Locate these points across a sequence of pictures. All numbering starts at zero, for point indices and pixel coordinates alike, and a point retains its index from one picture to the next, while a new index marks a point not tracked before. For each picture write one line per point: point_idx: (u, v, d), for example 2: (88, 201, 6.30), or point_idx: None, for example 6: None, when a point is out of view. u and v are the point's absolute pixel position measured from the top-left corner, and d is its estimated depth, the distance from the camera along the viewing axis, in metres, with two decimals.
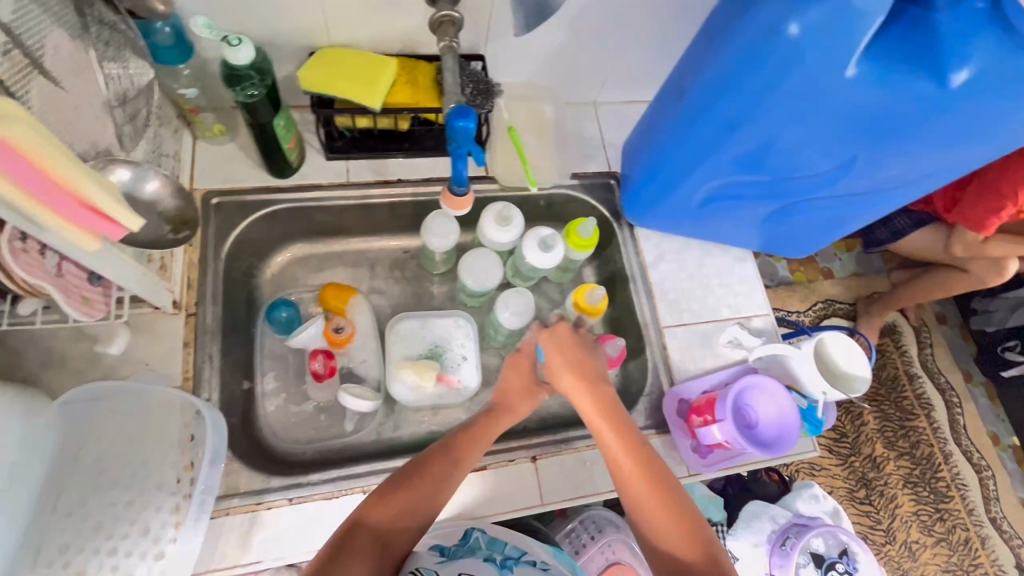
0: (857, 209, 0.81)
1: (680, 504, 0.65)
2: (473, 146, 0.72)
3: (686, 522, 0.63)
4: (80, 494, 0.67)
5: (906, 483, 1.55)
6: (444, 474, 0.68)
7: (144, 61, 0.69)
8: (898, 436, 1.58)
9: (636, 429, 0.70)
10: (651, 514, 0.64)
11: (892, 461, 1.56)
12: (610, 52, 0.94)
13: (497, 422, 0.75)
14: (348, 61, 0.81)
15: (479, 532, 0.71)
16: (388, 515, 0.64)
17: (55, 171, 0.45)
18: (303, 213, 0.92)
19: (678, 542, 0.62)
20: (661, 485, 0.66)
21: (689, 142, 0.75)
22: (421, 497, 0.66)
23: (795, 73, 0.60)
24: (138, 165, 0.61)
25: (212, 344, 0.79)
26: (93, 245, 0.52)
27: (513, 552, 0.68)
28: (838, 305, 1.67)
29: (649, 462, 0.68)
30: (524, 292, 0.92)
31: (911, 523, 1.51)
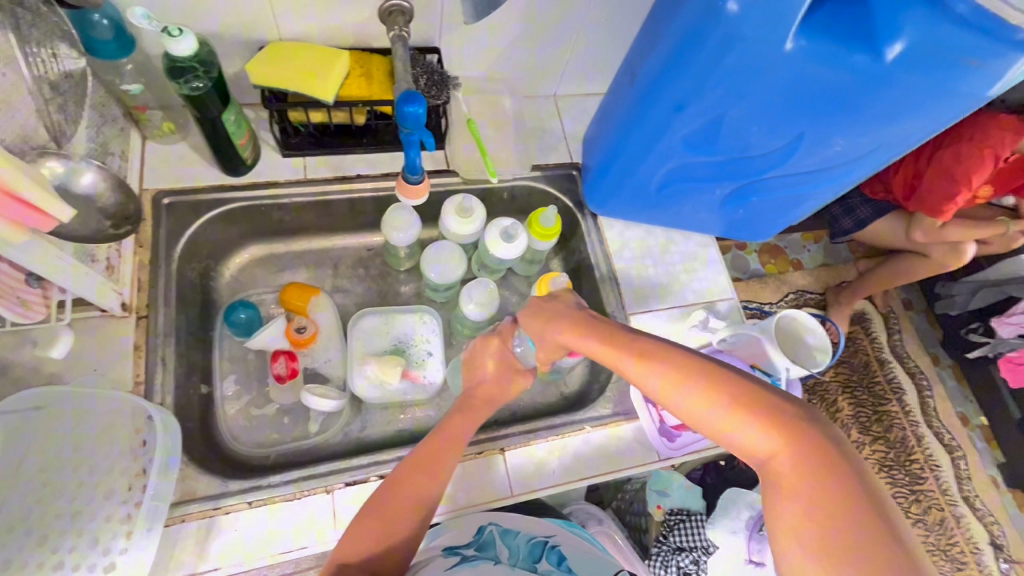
0: (809, 188, 0.82)
1: (737, 393, 0.54)
2: (425, 133, 0.72)
3: (753, 413, 0.52)
4: (22, 508, 0.64)
5: (880, 466, 1.58)
6: (437, 464, 0.69)
7: (79, 53, 0.67)
8: (872, 422, 1.61)
9: (657, 347, 0.60)
10: (709, 418, 0.55)
11: (868, 445, 1.58)
12: (565, 44, 0.95)
13: (471, 414, 0.75)
14: (297, 52, 0.79)
15: (488, 527, 0.73)
16: (365, 541, 0.62)
17: None
18: (260, 211, 0.90)
19: (753, 440, 0.51)
20: (702, 386, 0.55)
21: (642, 128, 0.76)
22: (414, 493, 0.66)
23: (735, 52, 0.61)
24: (71, 157, 0.62)
25: (165, 346, 0.77)
26: (20, 237, 0.50)
27: (524, 541, 0.72)
28: (808, 296, 1.69)
29: (683, 362, 0.58)
30: (488, 283, 0.91)
31: None
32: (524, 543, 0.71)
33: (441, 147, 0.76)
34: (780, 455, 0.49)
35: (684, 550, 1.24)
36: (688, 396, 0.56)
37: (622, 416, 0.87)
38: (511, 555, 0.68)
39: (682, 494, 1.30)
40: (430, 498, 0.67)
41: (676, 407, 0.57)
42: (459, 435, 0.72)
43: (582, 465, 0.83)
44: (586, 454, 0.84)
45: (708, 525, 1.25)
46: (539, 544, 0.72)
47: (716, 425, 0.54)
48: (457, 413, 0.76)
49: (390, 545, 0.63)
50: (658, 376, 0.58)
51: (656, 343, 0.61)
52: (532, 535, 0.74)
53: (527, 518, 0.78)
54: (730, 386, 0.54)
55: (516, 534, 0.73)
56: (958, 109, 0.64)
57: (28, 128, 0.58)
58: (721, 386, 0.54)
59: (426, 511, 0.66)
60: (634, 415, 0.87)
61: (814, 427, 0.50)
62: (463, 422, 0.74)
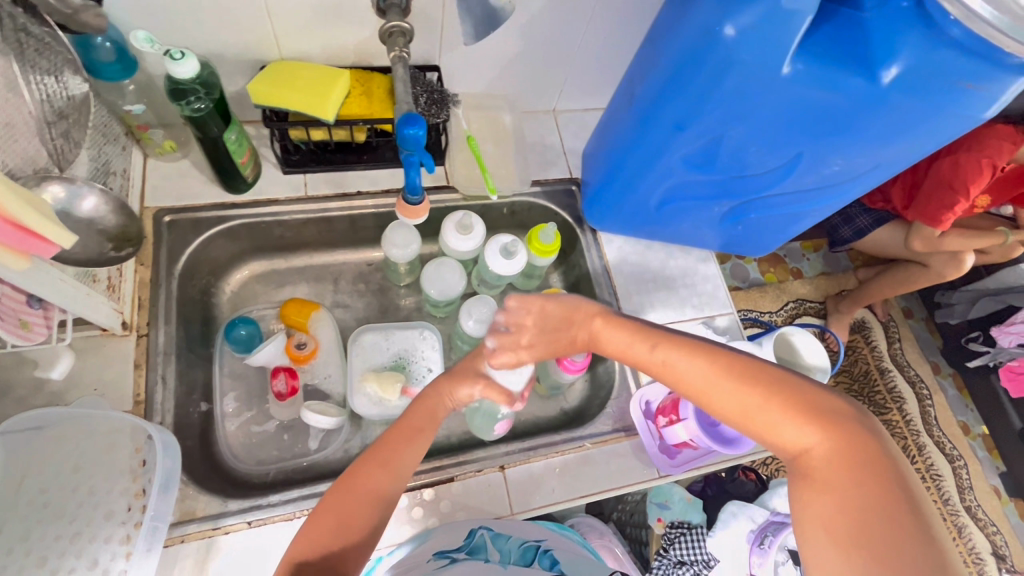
0: (810, 205, 0.82)
1: (778, 392, 0.57)
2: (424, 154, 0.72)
3: (794, 409, 0.56)
4: (21, 530, 0.63)
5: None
6: (390, 459, 0.67)
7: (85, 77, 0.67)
8: None
9: (693, 342, 0.63)
10: (750, 415, 0.58)
11: None
12: (564, 61, 0.95)
13: (423, 403, 0.72)
14: (298, 72, 0.80)
15: (479, 532, 0.71)
16: (319, 539, 0.61)
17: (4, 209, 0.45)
18: (260, 227, 0.90)
19: (793, 434, 0.55)
20: (743, 380, 0.58)
21: (642, 144, 0.76)
22: (364, 488, 0.65)
23: (732, 73, 0.62)
24: (73, 182, 0.62)
25: (165, 365, 0.77)
26: (23, 263, 0.50)
27: (517, 545, 0.69)
28: (809, 304, 1.69)
29: (722, 360, 0.60)
30: (487, 300, 0.91)
31: None
32: (516, 546, 0.69)
33: (439, 167, 0.77)
34: (819, 448, 0.54)
35: (685, 564, 1.25)
36: (728, 394, 0.59)
37: (622, 433, 0.87)
38: (503, 557, 0.66)
39: (683, 507, 1.31)
40: (381, 494, 0.65)
41: (716, 403, 0.60)
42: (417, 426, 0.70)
43: (583, 482, 0.83)
44: (586, 471, 0.84)
45: (708, 537, 1.25)
46: (533, 549, 0.69)
47: (756, 421, 0.57)
48: (414, 403, 0.73)
49: (339, 540, 0.62)
50: (697, 374, 0.61)
51: (691, 343, 0.63)
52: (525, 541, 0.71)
53: (520, 525, 0.76)
54: (771, 383, 0.58)
55: (508, 538, 0.71)
56: (953, 129, 0.64)
57: (29, 151, 0.58)
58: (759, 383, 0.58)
59: (379, 505, 0.65)
60: (634, 431, 0.87)
61: (847, 423, 0.54)
62: (418, 413, 0.71)
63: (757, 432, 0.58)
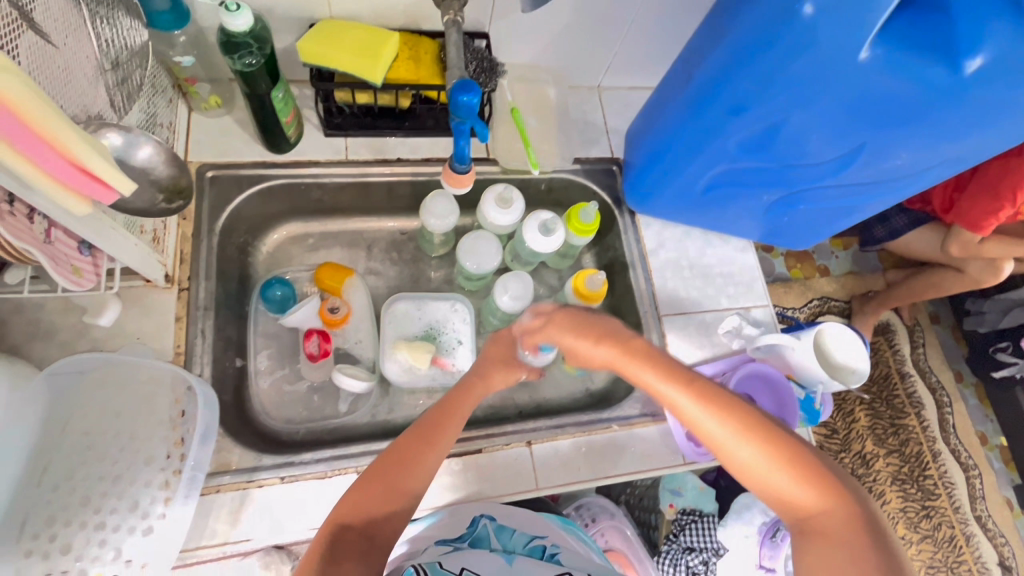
0: (861, 199, 0.80)
1: (797, 451, 0.58)
2: (477, 122, 0.70)
3: (804, 475, 0.56)
4: (67, 468, 0.67)
5: (893, 480, 1.56)
6: (435, 432, 0.67)
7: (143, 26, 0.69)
8: (887, 434, 1.59)
9: (715, 387, 0.62)
10: (768, 470, 0.57)
11: (881, 457, 1.57)
12: (615, 35, 0.92)
13: (468, 392, 0.74)
14: (347, 32, 0.78)
15: (483, 521, 0.72)
16: (355, 505, 0.61)
17: (84, 162, 0.47)
18: (298, 189, 0.90)
19: (802, 496, 0.56)
20: (760, 438, 0.58)
21: (696, 127, 0.74)
22: (411, 457, 0.65)
23: (802, 57, 0.59)
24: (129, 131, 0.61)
25: (204, 319, 0.78)
26: (85, 209, 0.51)
27: (521, 542, 0.71)
28: (834, 302, 1.66)
29: (745, 411, 0.60)
30: (523, 275, 0.90)
31: (898, 519, 1.53)
32: (520, 543, 0.70)
33: (489, 138, 0.74)
34: (831, 508, 0.54)
35: (694, 550, 1.27)
36: (743, 450, 0.58)
37: (650, 417, 0.87)
38: (507, 548, 0.68)
39: (696, 496, 1.31)
40: (425, 465, 0.66)
41: (727, 454, 0.59)
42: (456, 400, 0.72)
43: (607, 463, 0.83)
44: (612, 452, 0.84)
45: (719, 527, 1.24)
46: (537, 548, 0.70)
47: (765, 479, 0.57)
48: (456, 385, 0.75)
49: (377, 507, 0.62)
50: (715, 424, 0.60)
51: (713, 389, 0.62)
52: (529, 538, 0.73)
53: (523, 514, 0.79)
54: (788, 443, 0.58)
55: (512, 534, 0.72)
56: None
57: (87, 98, 0.58)
58: (773, 443, 0.58)
59: (422, 474, 0.65)
60: (662, 417, 0.87)
61: (850, 498, 0.55)
62: (462, 391, 0.73)
63: (764, 487, 0.58)
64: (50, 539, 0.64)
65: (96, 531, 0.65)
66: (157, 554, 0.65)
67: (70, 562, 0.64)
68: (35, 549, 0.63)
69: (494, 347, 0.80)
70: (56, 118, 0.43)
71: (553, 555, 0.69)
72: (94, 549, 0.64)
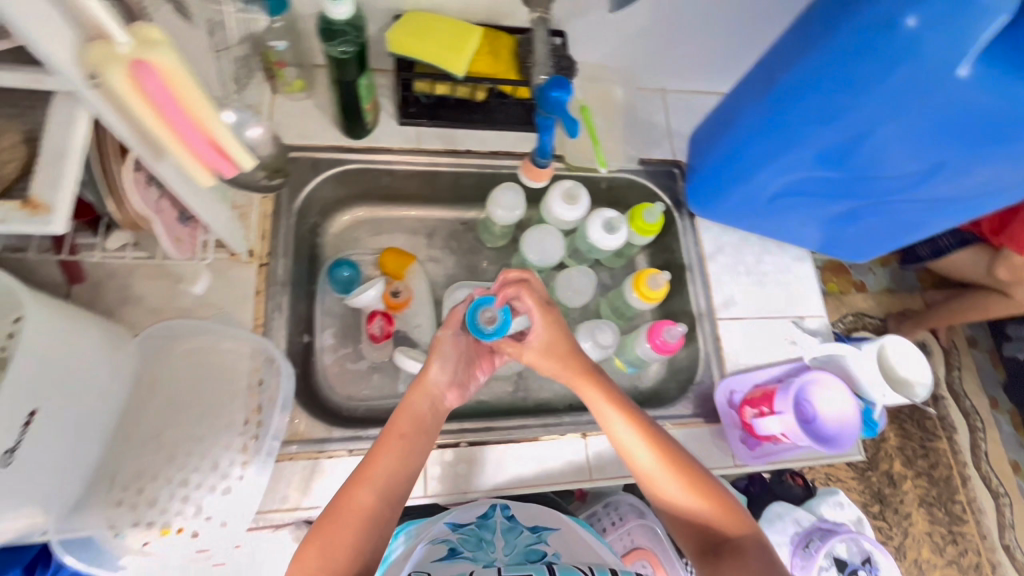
0: (932, 215, 0.81)
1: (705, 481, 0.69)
2: (564, 118, 0.73)
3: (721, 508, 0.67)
4: (155, 426, 0.71)
5: (921, 503, 1.49)
6: (382, 480, 0.66)
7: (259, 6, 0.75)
8: (918, 457, 1.51)
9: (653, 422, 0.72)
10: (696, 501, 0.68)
11: (910, 479, 1.49)
12: (689, 39, 0.93)
13: (410, 419, 0.71)
14: (435, 25, 0.81)
15: (496, 514, 0.78)
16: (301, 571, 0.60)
17: (213, 131, 0.48)
18: (370, 174, 0.93)
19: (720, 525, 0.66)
20: (688, 475, 0.68)
21: (773, 134, 0.75)
22: (354, 510, 0.63)
23: (901, 69, 0.60)
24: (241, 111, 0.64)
25: (282, 294, 0.81)
26: (207, 180, 0.53)
27: (526, 540, 0.74)
28: (868, 319, 1.59)
29: (667, 444, 0.71)
30: (587, 272, 0.93)
31: (923, 543, 1.46)
32: (524, 542, 0.73)
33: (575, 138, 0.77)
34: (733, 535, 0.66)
35: None
36: (672, 483, 0.68)
37: (701, 418, 0.88)
38: (505, 548, 0.72)
39: None
40: (369, 514, 0.64)
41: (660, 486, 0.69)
42: (401, 432, 0.69)
43: None
44: None
45: None
46: (538, 548, 0.72)
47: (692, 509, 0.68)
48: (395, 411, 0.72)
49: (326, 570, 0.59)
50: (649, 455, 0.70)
51: (642, 420, 0.71)
52: (537, 538, 0.75)
53: (540, 509, 0.81)
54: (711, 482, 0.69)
55: (520, 532, 0.75)
56: None
57: None
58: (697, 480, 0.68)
59: (365, 527, 0.63)
60: (714, 419, 0.88)
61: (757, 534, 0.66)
62: (405, 418, 0.70)
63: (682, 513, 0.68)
64: (138, 491, 0.68)
65: (179, 487, 0.69)
66: (235, 513, 0.69)
67: (156, 514, 0.67)
68: (125, 500, 0.67)
69: (439, 347, 0.74)
70: (201, 92, 0.45)
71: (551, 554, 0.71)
72: (177, 504, 0.68)
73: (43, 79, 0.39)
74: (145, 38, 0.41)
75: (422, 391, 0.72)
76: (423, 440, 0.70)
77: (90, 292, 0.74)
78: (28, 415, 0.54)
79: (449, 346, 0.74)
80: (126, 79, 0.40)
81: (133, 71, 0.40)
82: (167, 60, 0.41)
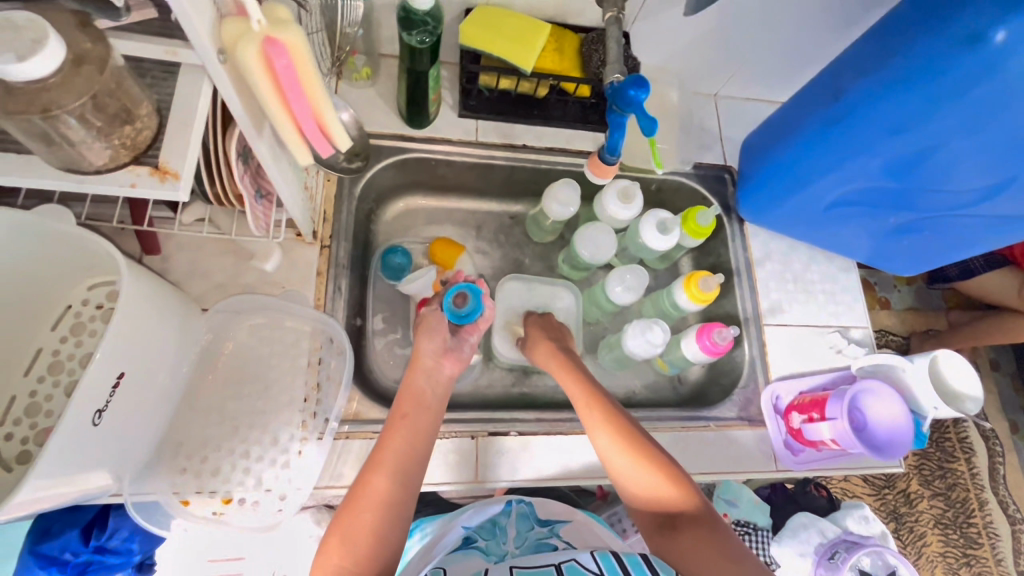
0: (989, 232, 0.82)
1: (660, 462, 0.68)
2: (641, 114, 0.74)
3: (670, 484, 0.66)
4: (220, 398, 0.73)
5: (936, 523, 1.35)
6: (394, 461, 0.66)
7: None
8: (934, 475, 1.37)
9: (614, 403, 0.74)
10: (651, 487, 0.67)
11: (926, 498, 1.36)
12: (750, 46, 0.93)
13: (416, 401, 0.71)
14: (507, 21, 0.82)
15: (512, 507, 0.80)
16: (326, 562, 0.60)
17: (320, 112, 0.51)
18: (427, 164, 0.94)
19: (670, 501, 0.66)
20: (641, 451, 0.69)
21: (836, 145, 0.76)
22: (370, 494, 0.63)
23: (982, 86, 0.62)
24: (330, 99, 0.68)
25: (342, 276, 0.82)
26: (305, 158, 0.55)
27: (538, 534, 0.77)
28: (891, 337, 1.34)
29: (629, 430, 0.70)
30: (638, 269, 0.92)
31: (937, 564, 1.33)
32: (535, 537, 0.76)
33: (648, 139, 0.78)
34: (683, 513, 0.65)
35: None
36: (623, 458, 0.69)
37: (745, 422, 0.88)
38: (516, 540, 0.76)
39: (751, 509, 1.18)
40: (386, 497, 0.64)
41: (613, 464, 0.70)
42: (404, 413, 0.70)
43: (700, 461, 0.85)
44: (709, 450, 0.85)
45: (772, 543, 1.17)
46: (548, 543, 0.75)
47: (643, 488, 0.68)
48: (399, 394, 0.73)
49: (350, 556, 0.60)
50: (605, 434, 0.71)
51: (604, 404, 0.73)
52: (550, 532, 0.78)
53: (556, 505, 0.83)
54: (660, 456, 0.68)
55: (532, 526, 0.79)
56: None
57: None
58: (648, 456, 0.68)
59: (386, 509, 0.63)
60: (758, 423, 0.89)
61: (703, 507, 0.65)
62: (406, 399, 0.71)
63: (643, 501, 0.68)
64: (201, 460, 0.70)
65: (241, 458, 0.71)
66: (293, 487, 0.71)
67: (219, 483, 0.69)
68: (189, 468, 0.69)
69: (423, 321, 0.79)
70: (317, 75, 0.47)
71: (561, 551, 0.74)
72: (238, 475, 0.70)
73: (179, 52, 0.41)
74: (276, 19, 0.43)
75: (420, 371, 0.75)
76: (430, 419, 0.71)
77: (161, 264, 0.76)
78: (117, 376, 0.59)
79: (434, 319, 0.79)
80: (257, 56, 0.42)
81: (265, 48, 0.42)
82: (295, 38, 0.42)
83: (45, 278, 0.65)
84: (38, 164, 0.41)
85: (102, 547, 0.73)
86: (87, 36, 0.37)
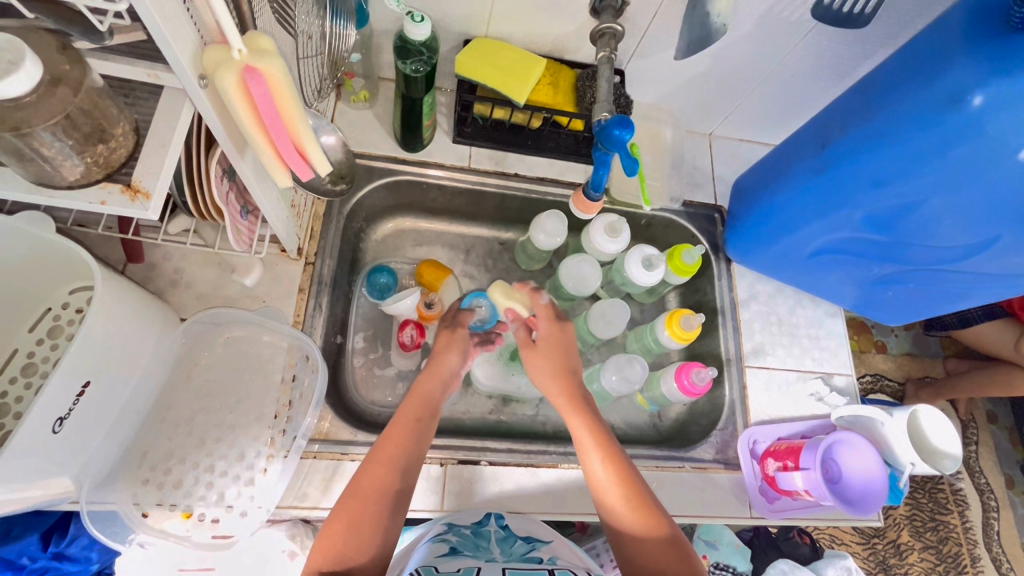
0: (976, 287, 0.81)
1: (638, 488, 0.66)
2: (622, 153, 0.77)
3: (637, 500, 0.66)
4: (189, 410, 0.73)
5: None
6: (397, 456, 0.65)
7: (353, 24, 0.74)
8: (927, 528, 1.33)
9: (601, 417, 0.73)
10: (626, 515, 0.65)
11: (917, 551, 1.31)
12: (744, 90, 0.94)
13: (417, 398, 0.72)
14: (500, 53, 0.84)
15: (491, 523, 0.73)
16: (332, 547, 0.58)
17: (300, 137, 0.51)
18: (419, 187, 0.95)
19: (634, 521, 0.65)
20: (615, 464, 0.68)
21: (823, 192, 0.76)
22: (370, 488, 0.63)
23: (964, 144, 0.62)
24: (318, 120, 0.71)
25: (323, 294, 0.83)
26: (285, 181, 0.55)
27: (521, 550, 0.69)
28: (887, 382, 1.31)
29: (616, 450, 0.69)
30: (620, 304, 0.92)
31: None
32: (521, 552, 0.69)
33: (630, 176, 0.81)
34: (653, 540, 0.63)
35: None
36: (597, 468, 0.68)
37: (721, 465, 0.87)
38: (502, 556, 0.67)
39: (731, 552, 1.13)
40: (392, 493, 0.63)
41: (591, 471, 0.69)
42: (418, 416, 0.70)
43: (672, 502, 0.83)
44: (683, 492, 0.84)
45: None
46: (536, 556, 0.68)
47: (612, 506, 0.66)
48: (406, 396, 0.73)
49: (355, 546, 0.59)
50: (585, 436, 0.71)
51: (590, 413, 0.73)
52: (530, 548, 0.70)
53: (535, 525, 0.76)
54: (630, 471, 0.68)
55: (513, 543, 0.71)
56: None
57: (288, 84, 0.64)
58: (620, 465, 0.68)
59: (392, 504, 0.63)
60: (734, 466, 0.88)
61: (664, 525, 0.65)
62: (417, 401, 0.71)
63: (623, 532, 0.65)
64: (164, 472, 0.70)
65: (204, 472, 0.71)
66: (255, 505, 0.70)
67: (179, 497, 0.69)
68: (152, 480, 0.69)
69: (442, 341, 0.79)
70: (298, 103, 0.48)
71: (551, 560, 0.67)
72: (201, 489, 0.70)
73: (160, 74, 0.44)
74: (257, 48, 0.44)
75: (435, 378, 0.75)
76: (433, 422, 0.71)
77: (145, 272, 0.77)
78: (82, 385, 0.59)
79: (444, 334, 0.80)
80: (236, 83, 0.44)
81: (244, 76, 0.43)
82: (273, 67, 0.44)
83: (27, 280, 0.66)
84: (10, 177, 0.44)
85: (61, 553, 0.73)
86: (66, 59, 0.40)
